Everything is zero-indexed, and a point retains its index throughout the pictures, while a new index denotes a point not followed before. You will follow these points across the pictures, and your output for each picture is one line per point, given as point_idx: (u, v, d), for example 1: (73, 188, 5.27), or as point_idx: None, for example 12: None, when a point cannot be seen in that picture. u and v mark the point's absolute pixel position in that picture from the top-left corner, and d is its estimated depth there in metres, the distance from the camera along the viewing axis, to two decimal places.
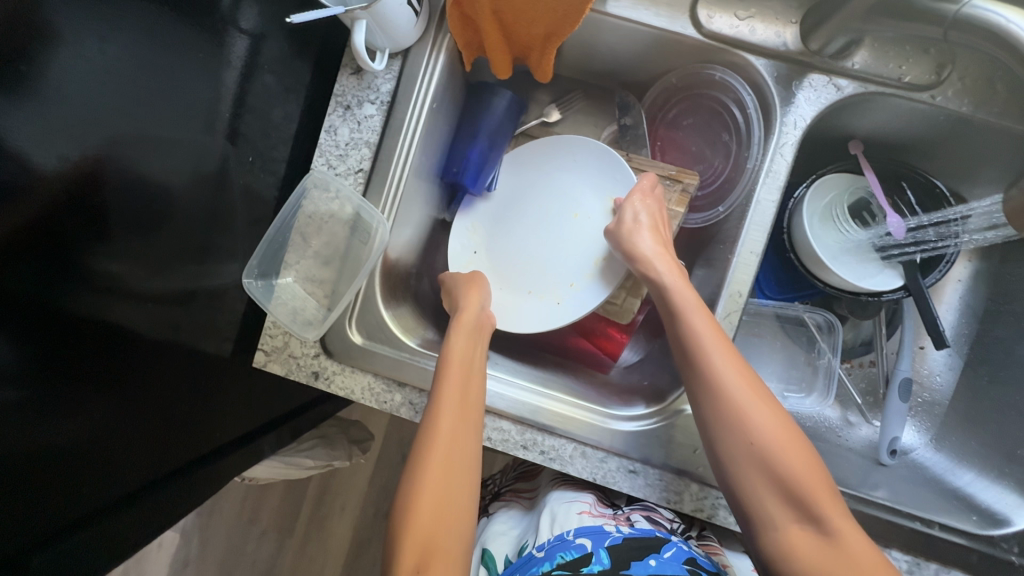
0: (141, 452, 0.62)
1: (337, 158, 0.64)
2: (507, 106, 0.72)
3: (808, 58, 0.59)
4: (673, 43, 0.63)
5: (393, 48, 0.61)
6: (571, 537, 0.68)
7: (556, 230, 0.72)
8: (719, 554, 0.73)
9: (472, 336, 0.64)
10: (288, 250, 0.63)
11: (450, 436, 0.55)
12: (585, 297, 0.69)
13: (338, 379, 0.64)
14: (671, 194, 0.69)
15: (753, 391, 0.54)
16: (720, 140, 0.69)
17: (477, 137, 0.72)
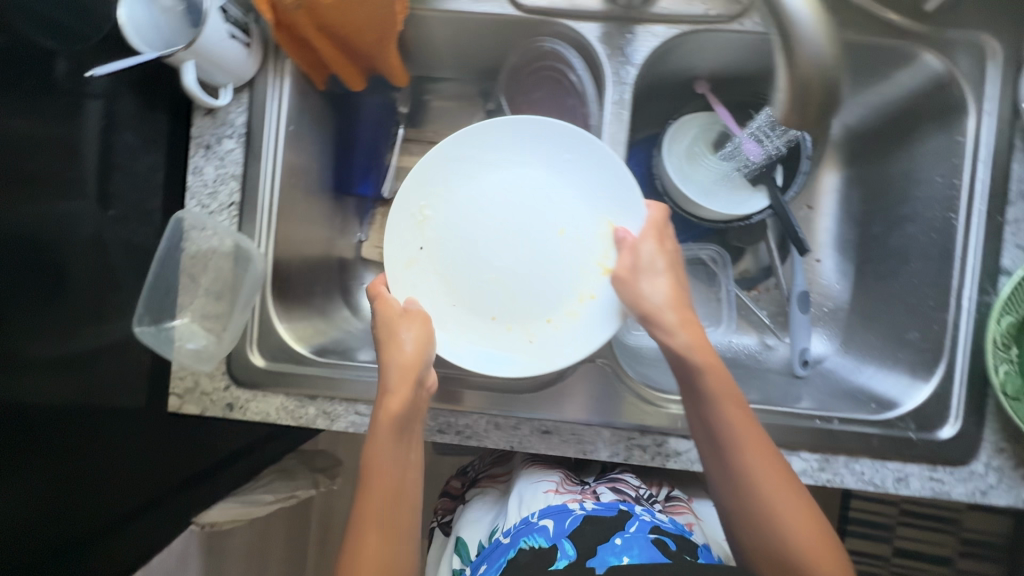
0: (76, 524, 0.60)
1: (209, 197, 0.66)
2: (378, 110, 0.79)
3: (618, 12, 0.62)
4: (500, 25, 0.66)
5: (236, 81, 0.63)
6: (535, 520, 0.69)
7: (540, 251, 0.63)
8: (684, 514, 0.77)
9: (405, 433, 0.56)
10: (179, 292, 0.66)
11: None
12: (562, 341, 0.61)
13: (252, 406, 0.66)
14: None
15: (766, 467, 0.54)
16: (568, 105, 0.71)
17: (357, 144, 0.79)
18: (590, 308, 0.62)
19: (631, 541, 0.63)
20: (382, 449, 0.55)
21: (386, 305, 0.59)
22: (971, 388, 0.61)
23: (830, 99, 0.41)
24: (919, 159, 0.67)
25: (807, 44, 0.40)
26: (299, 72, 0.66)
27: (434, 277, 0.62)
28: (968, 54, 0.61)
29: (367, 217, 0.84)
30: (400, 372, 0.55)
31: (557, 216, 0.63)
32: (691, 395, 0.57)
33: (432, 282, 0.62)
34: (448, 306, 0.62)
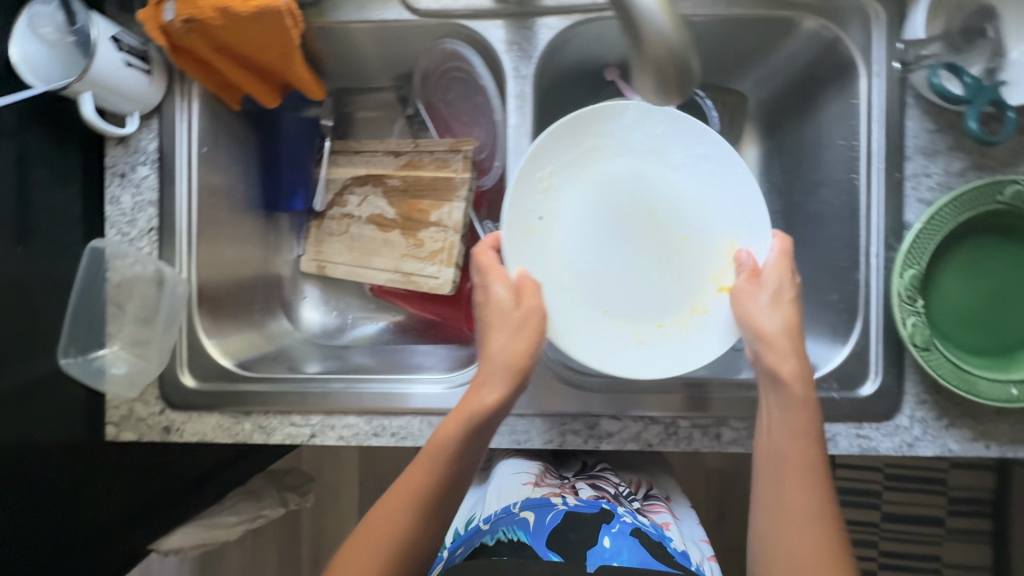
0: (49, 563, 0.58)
1: (129, 225, 0.67)
2: (301, 126, 0.79)
3: (508, 8, 0.64)
4: (401, 30, 0.67)
5: (143, 108, 0.64)
6: (516, 510, 0.71)
7: (645, 255, 0.61)
8: (660, 513, 0.78)
9: (475, 433, 0.54)
10: (108, 321, 0.66)
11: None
12: (675, 345, 0.60)
13: (189, 427, 0.66)
14: (455, 164, 0.72)
15: (824, 524, 0.51)
16: (476, 102, 0.72)
17: (282, 160, 0.79)
18: (700, 321, 0.61)
19: (617, 544, 0.65)
20: (456, 427, 0.54)
21: (489, 263, 0.59)
22: (888, 343, 0.62)
23: (682, 70, 0.42)
24: (823, 125, 0.68)
25: (649, 20, 0.41)
26: (208, 94, 0.67)
27: (549, 256, 0.60)
28: (854, 17, 0.63)
29: (302, 231, 0.85)
30: (500, 357, 0.55)
31: (690, 223, 0.62)
32: (776, 426, 0.55)
33: (553, 265, 0.60)
34: (557, 290, 0.60)
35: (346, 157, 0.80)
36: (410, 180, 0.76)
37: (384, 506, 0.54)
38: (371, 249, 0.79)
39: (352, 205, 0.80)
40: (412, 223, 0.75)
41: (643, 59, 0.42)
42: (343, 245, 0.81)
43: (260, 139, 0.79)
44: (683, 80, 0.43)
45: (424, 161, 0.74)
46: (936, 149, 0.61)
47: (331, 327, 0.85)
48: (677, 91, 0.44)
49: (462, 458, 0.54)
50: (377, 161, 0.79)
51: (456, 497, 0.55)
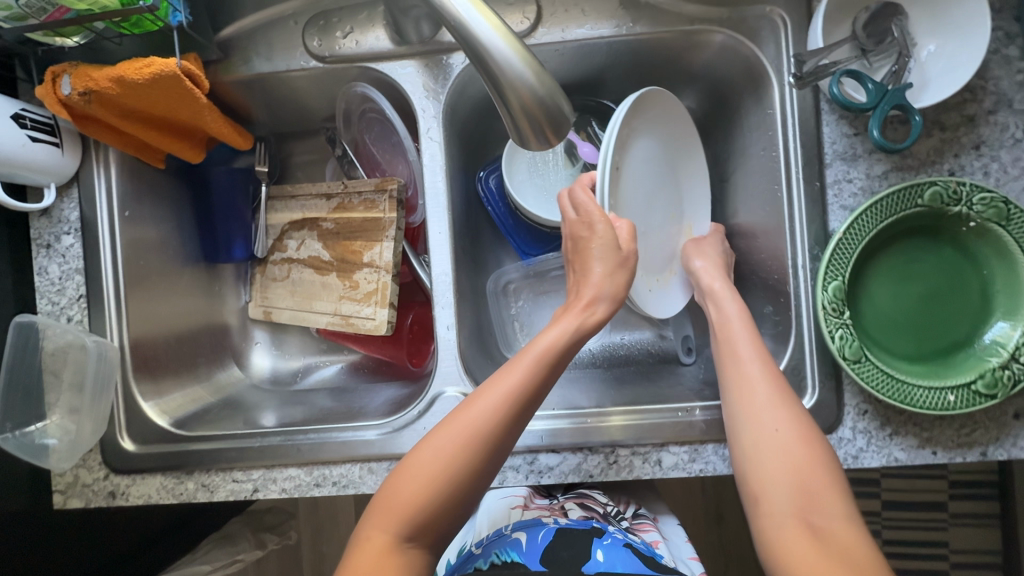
0: None
1: (58, 294, 0.67)
2: (231, 176, 0.79)
3: (412, 48, 0.63)
4: (313, 77, 0.68)
5: (59, 179, 0.65)
6: (509, 531, 0.69)
7: (657, 221, 0.70)
8: (649, 531, 0.74)
9: (574, 343, 0.56)
10: (45, 391, 0.66)
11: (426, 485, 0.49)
12: (659, 298, 0.70)
13: (134, 490, 0.66)
14: (382, 204, 0.73)
15: (771, 369, 0.55)
16: (398, 141, 0.72)
17: (217, 211, 0.80)
18: (673, 281, 0.72)
19: (611, 558, 0.61)
20: (557, 337, 0.55)
21: (588, 201, 0.61)
22: (822, 355, 0.61)
23: (552, 111, 0.42)
24: (749, 135, 0.67)
25: (508, 72, 0.40)
26: (126, 157, 0.68)
27: (620, 201, 0.64)
28: (762, 26, 0.62)
29: (247, 279, 0.85)
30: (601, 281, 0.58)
31: (677, 202, 0.71)
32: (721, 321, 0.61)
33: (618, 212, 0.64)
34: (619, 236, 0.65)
35: (282, 202, 0.80)
36: (342, 223, 0.76)
37: (462, 406, 0.52)
38: (311, 293, 0.79)
39: (291, 249, 0.80)
40: (347, 265, 0.76)
41: (511, 107, 0.42)
42: (285, 289, 0.81)
43: (194, 193, 0.80)
44: (557, 120, 0.43)
45: (352, 203, 0.74)
46: (857, 153, 0.60)
47: (285, 371, 0.85)
48: (554, 131, 0.43)
49: (555, 368, 0.54)
50: (309, 204, 0.79)
51: (535, 408, 0.54)
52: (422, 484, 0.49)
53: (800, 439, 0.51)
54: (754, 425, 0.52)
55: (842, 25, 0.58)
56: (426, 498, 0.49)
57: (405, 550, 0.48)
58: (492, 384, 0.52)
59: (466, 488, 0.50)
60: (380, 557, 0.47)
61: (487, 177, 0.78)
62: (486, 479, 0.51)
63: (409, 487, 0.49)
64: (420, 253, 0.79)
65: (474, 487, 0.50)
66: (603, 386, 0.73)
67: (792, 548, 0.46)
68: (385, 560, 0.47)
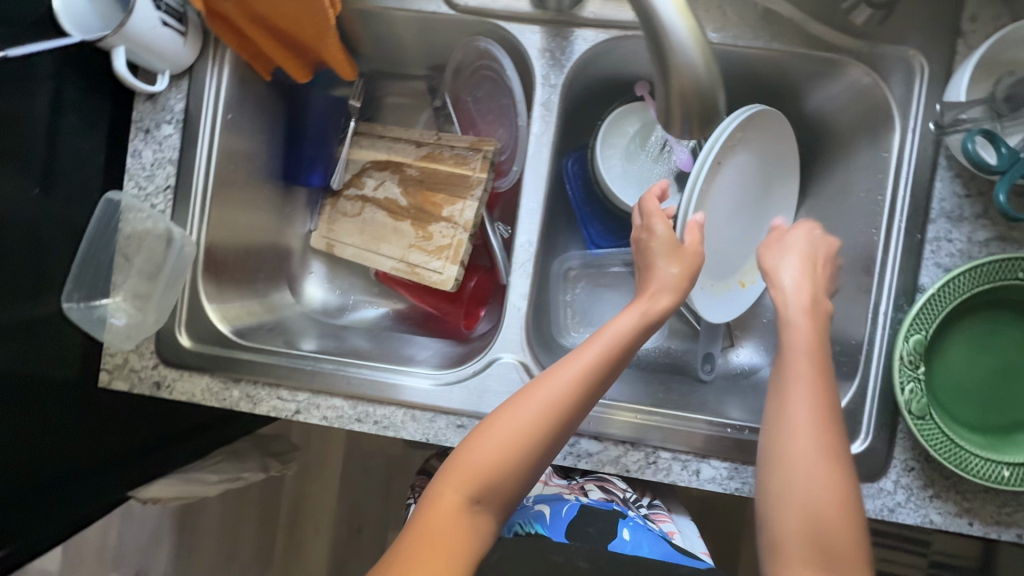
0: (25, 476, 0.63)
1: (146, 180, 0.68)
2: (328, 104, 0.79)
3: (546, 15, 0.63)
4: (440, 23, 0.68)
5: (175, 68, 0.65)
6: (531, 503, 0.72)
7: (733, 233, 0.72)
8: (665, 523, 0.74)
9: (644, 335, 0.57)
10: (113, 271, 0.67)
11: (497, 452, 0.51)
12: (710, 303, 0.73)
13: (179, 385, 0.67)
14: (474, 163, 0.73)
15: (816, 390, 0.54)
16: (503, 104, 0.72)
17: (305, 134, 0.80)
18: (730, 293, 0.74)
19: (637, 538, 0.66)
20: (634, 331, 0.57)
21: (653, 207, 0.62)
22: (883, 405, 0.60)
23: (708, 106, 0.42)
24: (855, 174, 0.67)
25: (681, 57, 0.40)
26: (241, 61, 0.68)
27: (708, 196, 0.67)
28: (897, 69, 0.61)
29: (316, 208, 0.85)
30: (671, 282, 0.59)
31: (756, 227, 0.74)
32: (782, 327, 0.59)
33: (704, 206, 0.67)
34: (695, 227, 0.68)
35: (369, 139, 0.80)
36: (428, 172, 0.76)
37: (534, 387, 0.54)
38: (380, 235, 0.79)
39: (369, 188, 0.80)
40: (423, 215, 0.76)
41: (670, 92, 0.41)
42: (355, 226, 0.81)
43: (288, 112, 0.80)
44: (709, 114, 0.42)
45: (443, 155, 0.74)
46: (963, 215, 0.59)
47: (336, 306, 0.86)
48: (702, 126, 0.43)
49: (624, 360, 0.56)
50: (397, 146, 0.79)
51: (602, 392, 0.56)
52: (495, 460, 0.51)
53: (825, 457, 0.51)
54: (787, 442, 0.53)
55: (981, 85, 0.58)
56: (499, 473, 0.51)
57: (467, 515, 0.51)
58: (565, 366, 0.55)
59: (533, 470, 0.53)
60: (453, 518, 0.50)
61: (570, 162, 0.77)
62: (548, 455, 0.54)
63: (482, 462, 0.51)
64: (497, 220, 0.79)
65: (542, 460, 0.53)
66: (647, 387, 0.74)
67: (798, 558, 0.49)
68: (458, 520, 0.50)
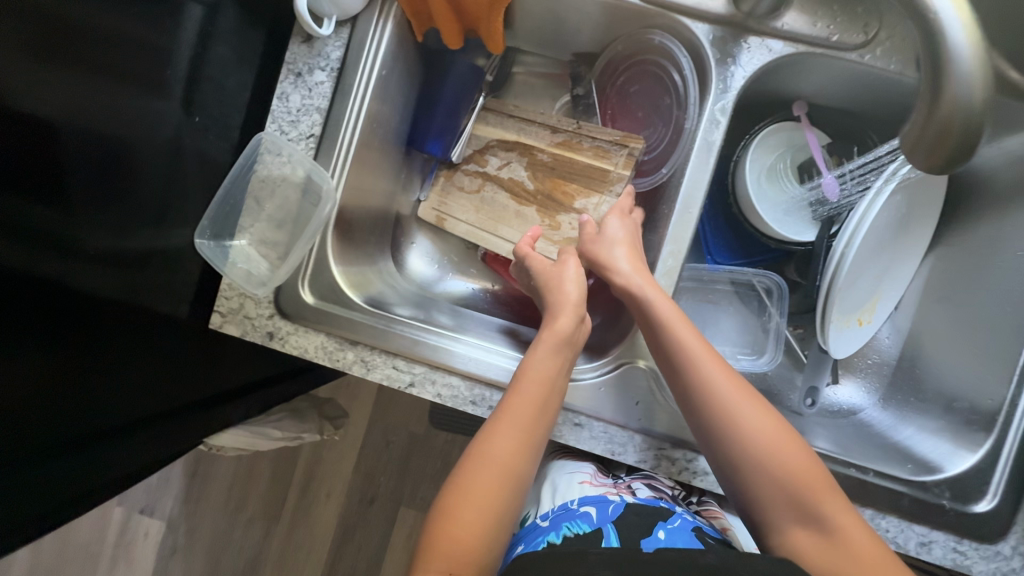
0: (121, 406, 0.64)
1: (289, 124, 0.65)
2: (468, 73, 0.77)
3: (734, 20, 0.61)
4: (617, 10, 0.66)
5: (341, 15, 0.63)
6: (575, 506, 0.68)
7: (868, 270, 0.71)
8: (719, 517, 0.71)
9: (559, 359, 0.60)
10: (242, 213, 0.65)
11: (467, 513, 0.53)
12: (838, 338, 0.71)
13: (293, 339, 0.65)
14: (616, 158, 0.71)
15: (721, 363, 0.58)
16: (662, 104, 0.71)
17: (439, 101, 0.78)
18: (853, 329, 0.72)
19: (674, 537, 0.62)
20: (574, 325, 0.62)
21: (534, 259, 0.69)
22: (1016, 468, 0.60)
23: (967, 141, 0.40)
24: (1008, 228, 0.66)
25: (958, 87, 0.38)
26: (404, 17, 0.67)
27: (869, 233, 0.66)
28: None
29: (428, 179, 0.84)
30: (569, 303, 0.63)
31: (887, 268, 0.72)
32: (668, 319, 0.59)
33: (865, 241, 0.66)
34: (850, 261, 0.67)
35: (497, 116, 0.78)
36: (562, 160, 0.74)
37: (482, 446, 0.56)
38: (500, 217, 0.77)
39: (491, 166, 0.78)
40: (551, 203, 0.74)
41: (933, 120, 0.39)
42: (470, 203, 0.79)
43: (426, 77, 0.78)
44: (962, 151, 0.40)
45: (583, 145, 0.73)
46: None
47: (435, 280, 0.85)
48: (947, 162, 0.41)
49: (548, 383, 0.58)
50: (530, 130, 0.76)
51: (543, 427, 0.58)
52: (469, 533, 0.52)
53: (774, 438, 0.55)
54: (739, 439, 0.55)
55: None
56: (477, 542, 0.51)
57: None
58: (499, 418, 0.57)
59: (506, 522, 0.54)
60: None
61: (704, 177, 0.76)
62: (518, 499, 0.55)
63: (456, 537, 0.51)
64: None
65: (513, 503, 0.55)
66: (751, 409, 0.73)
67: (782, 520, 0.54)
68: None
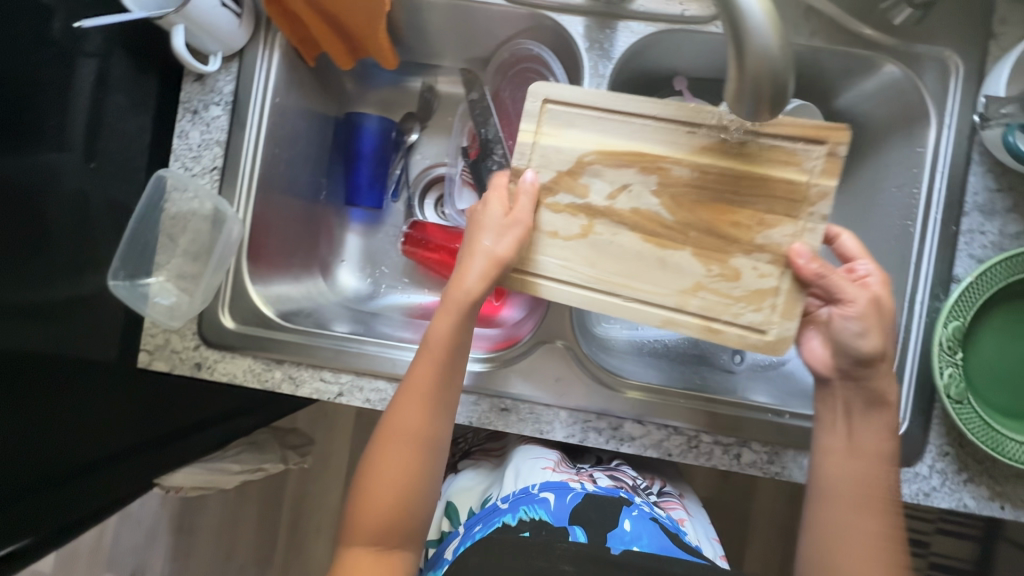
0: (63, 451, 0.64)
1: (192, 160, 0.68)
2: (379, 126, 0.83)
3: (595, 8, 0.66)
4: (488, 13, 0.70)
5: (226, 50, 0.66)
6: (535, 491, 0.69)
7: None
8: (676, 510, 0.77)
9: (465, 326, 0.57)
10: (156, 250, 0.67)
11: (379, 474, 0.58)
12: None
13: (220, 366, 0.67)
14: (811, 162, 0.52)
15: (864, 504, 0.55)
16: None
17: (361, 156, 0.84)
18: None
19: (639, 528, 0.64)
20: (483, 286, 0.55)
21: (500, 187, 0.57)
22: (919, 390, 0.63)
23: (778, 88, 0.43)
24: (886, 168, 0.69)
25: (757, 38, 0.41)
26: (290, 46, 0.70)
27: None
28: (932, 67, 0.64)
29: (378, 225, 0.88)
30: (486, 255, 0.55)
31: None
32: (855, 451, 0.56)
33: None
34: None
35: (577, 117, 0.56)
36: (711, 172, 0.54)
37: (398, 423, 0.58)
38: (631, 271, 0.56)
39: (595, 196, 0.56)
40: (714, 239, 0.55)
41: (744, 74, 0.43)
42: (579, 254, 0.56)
43: (337, 127, 0.85)
44: (778, 96, 0.44)
45: (749, 145, 0.53)
46: (995, 209, 0.62)
47: (366, 292, 0.86)
48: (769, 107, 0.44)
49: (461, 350, 0.58)
50: (623, 131, 0.55)
51: (453, 393, 0.59)
52: (382, 491, 0.57)
53: None
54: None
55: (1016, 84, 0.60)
56: (390, 498, 0.57)
57: (384, 551, 0.57)
58: (409, 393, 0.58)
59: (420, 485, 0.58)
60: (364, 558, 0.57)
61: None
62: (436, 460, 0.59)
63: (376, 508, 0.57)
64: None
65: (428, 467, 0.59)
66: (683, 370, 0.75)
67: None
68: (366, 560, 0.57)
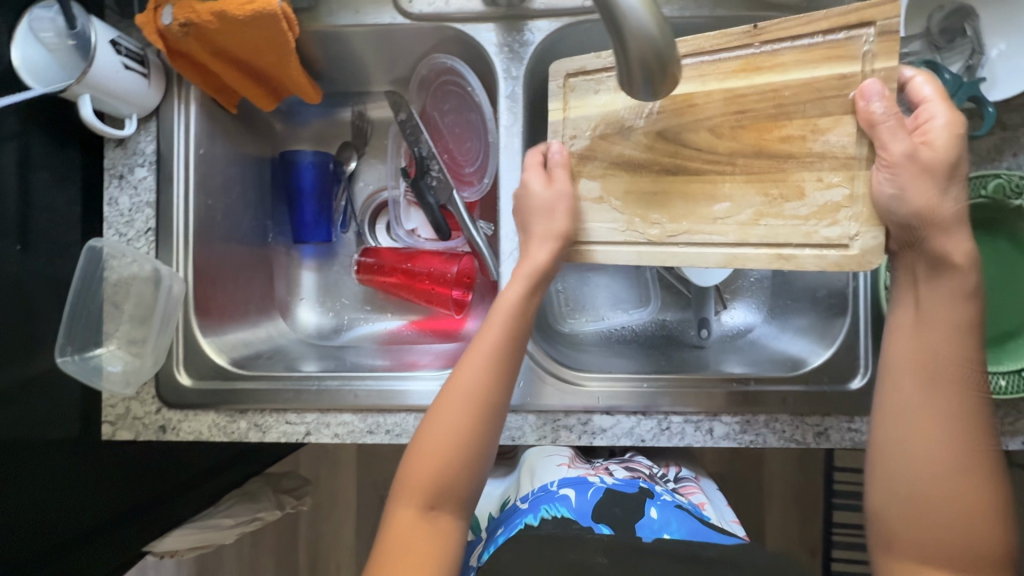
0: (43, 533, 0.61)
1: (126, 226, 0.69)
2: (314, 159, 0.82)
3: (497, 12, 0.66)
4: (397, 32, 0.71)
5: (140, 111, 0.67)
6: (555, 488, 0.67)
7: None
8: (695, 494, 0.76)
9: (536, 295, 0.57)
10: (103, 321, 0.67)
11: (438, 434, 0.56)
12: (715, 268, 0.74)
13: (184, 425, 0.67)
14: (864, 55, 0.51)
15: (941, 379, 0.49)
16: (470, 119, 0.76)
17: (302, 191, 0.83)
18: None
19: (666, 515, 0.64)
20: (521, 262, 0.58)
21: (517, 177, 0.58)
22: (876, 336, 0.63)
23: (665, 65, 0.42)
24: None
25: (632, 17, 0.40)
26: (206, 96, 0.70)
27: None
28: None
29: (332, 258, 0.88)
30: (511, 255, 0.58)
31: None
32: (921, 325, 0.50)
33: None
34: None
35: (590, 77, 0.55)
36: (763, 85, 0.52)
37: (455, 385, 0.56)
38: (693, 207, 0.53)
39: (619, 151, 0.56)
40: (766, 161, 0.51)
41: (628, 56, 0.42)
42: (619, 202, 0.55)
43: (274, 167, 0.86)
44: (668, 72, 0.42)
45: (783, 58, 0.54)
46: None
47: (330, 329, 0.86)
48: (661, 85, 0.43)
49: (527, 318, 0.58)
50: None
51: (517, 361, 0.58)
52: (440, 451, 0.55)
53: (958, 492, 0.49)
54: (908, 466, 0.50)
55: (915, 22, 0.60)
56: (447, 461, 0.55)
57: (435, 517, 0.56)
58: (474, 350, 0.57)
59: (476, 451, 0.56)
60: (411, 522, 0.55)
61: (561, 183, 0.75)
62: (497, 427, 0.57)
63: (429, 468, 0.55)
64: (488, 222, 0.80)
65: (488, 435, 0.57)
66: (652, 353, 0.75)
67: (907, 535, 0.50)
68: (413, 526, 0.55)
